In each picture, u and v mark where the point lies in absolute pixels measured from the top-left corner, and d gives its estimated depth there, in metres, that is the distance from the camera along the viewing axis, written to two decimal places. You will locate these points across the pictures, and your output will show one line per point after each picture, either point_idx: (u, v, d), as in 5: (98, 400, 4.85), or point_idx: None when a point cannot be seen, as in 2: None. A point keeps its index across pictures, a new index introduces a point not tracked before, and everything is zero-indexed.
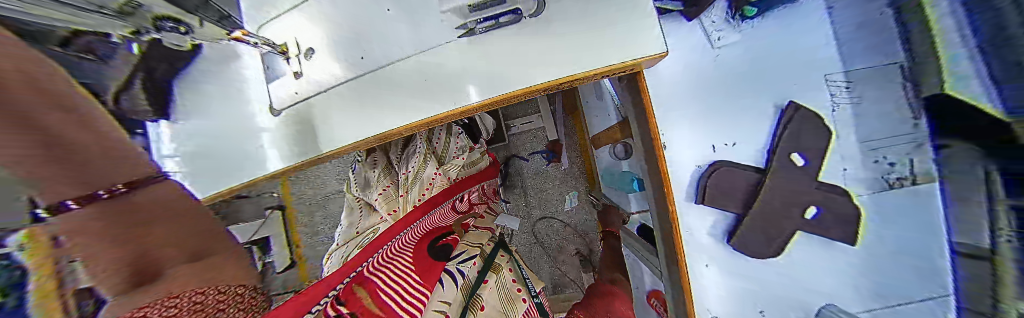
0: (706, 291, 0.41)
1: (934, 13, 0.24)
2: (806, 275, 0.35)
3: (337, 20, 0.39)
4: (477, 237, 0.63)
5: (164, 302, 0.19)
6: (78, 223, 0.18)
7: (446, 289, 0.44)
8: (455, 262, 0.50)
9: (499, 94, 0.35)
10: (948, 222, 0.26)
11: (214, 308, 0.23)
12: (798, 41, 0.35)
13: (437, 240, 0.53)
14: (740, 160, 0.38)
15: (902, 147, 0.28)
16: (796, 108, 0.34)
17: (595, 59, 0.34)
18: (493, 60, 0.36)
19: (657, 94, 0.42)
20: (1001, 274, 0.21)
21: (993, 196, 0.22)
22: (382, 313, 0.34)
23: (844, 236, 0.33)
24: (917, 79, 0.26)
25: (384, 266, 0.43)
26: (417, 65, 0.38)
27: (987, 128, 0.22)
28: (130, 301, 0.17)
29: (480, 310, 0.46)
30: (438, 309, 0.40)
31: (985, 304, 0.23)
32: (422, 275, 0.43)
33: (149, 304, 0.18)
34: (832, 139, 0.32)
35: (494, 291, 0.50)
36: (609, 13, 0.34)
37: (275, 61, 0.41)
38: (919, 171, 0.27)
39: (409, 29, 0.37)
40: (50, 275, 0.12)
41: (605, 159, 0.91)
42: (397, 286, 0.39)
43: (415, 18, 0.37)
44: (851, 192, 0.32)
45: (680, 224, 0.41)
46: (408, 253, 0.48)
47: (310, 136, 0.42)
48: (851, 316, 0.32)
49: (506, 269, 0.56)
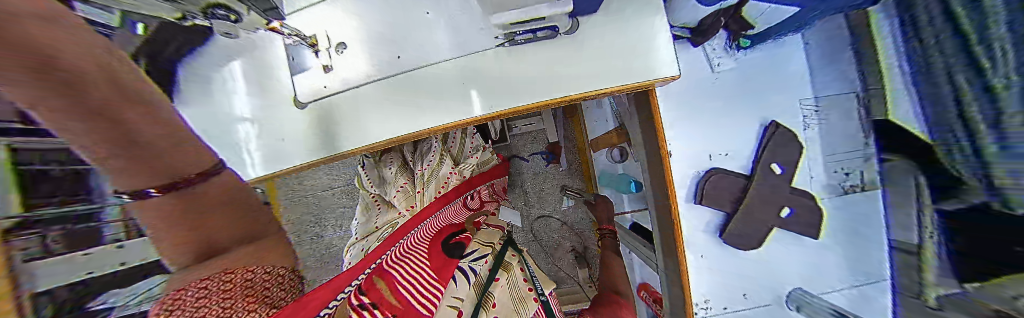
0: (699, 281, 0.45)
1: (882, 54, 0.30)
2: (778, 265, 0.42)
3: (367, 16, 0.36)
4: (488, 235, 0.62)
5: (220, 276, 0.26)
6: (154, 208, 0.25)
7: (458, 286, 0.43)
8: (468, 260, 0.49)
9: (533, 101, 0.35)
10: (886, 220, 0.34)
11: (262, 285, 0.30)
12: (780, 67, 0.42)
13: (450, 238, 0.53)
14: (732, 168, 0.43)
15: (855, 161, 0.37)
16: (776, 126, 0.41)
17: (618, 74, 0.35)
18: (525, 72, 0.35)
19: (665, 102, 0.45)
20: (926, 262, 0.28)
21: (924, 203, 0.29)
22: (400, 305, 0.35)
23: (808, 232, 0.40)
24: (868, 106, 0.33)
25: (401, 259, 0.43)
26: (457, 68, 0.36)
27: (921, 150, 0.28)
28: (186, 276, 0.25)
29: (492, 307, 0.45)
30: (450, 306, 0.40)
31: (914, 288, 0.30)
32: (437, 272, 0.42)
33: (206, 278, 0.25)
34: (804, 152, 0.40)
35: (506, 289, 0.49)
36: (633, 30, 0.34)
37: (302, 54, 0.38)
38: (867, 180, 0.36)
39: (447, 34, 0.35)
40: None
41: (603, 162, 0.97)
42: (413, 280, 0.39)
43: (455, 21, 0.35)
44: (817, 196, 0.39)
45: (681, 222, 0.45)
46: (423, 249, 0.47)
47: (331, 132, 0.40)
48: (814, 297, 0.39)
49: (517, 268, 0.56)
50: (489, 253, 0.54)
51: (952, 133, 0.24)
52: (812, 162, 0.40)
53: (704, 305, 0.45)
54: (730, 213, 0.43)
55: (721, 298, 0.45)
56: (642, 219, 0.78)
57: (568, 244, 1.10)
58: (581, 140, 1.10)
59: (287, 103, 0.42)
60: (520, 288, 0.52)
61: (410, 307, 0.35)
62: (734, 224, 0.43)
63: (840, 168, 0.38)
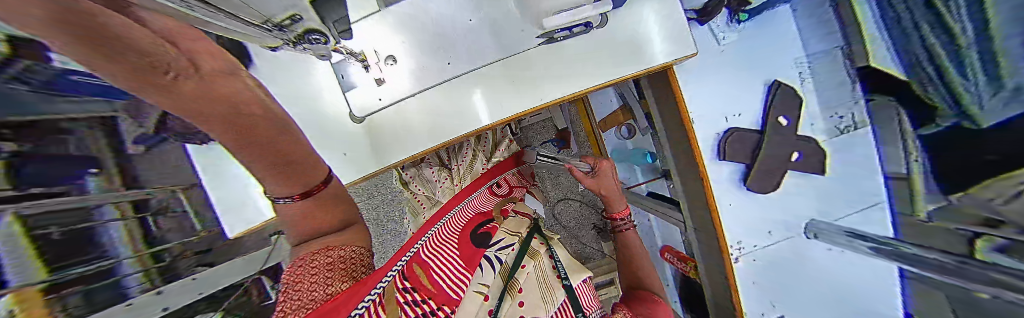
0: (732, 226, 0.52)
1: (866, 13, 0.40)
2: (793, 203, 0.51)
3: (418, 31, 0.39)
4: (517, 224, 0.57)
5: (315, 256, 0.25)
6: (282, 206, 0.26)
7: (485, 273, 0.40)
8: (493, 249, 0.46)
9: (578, 89, 0.43)
10: (880, 151, 0.45)
11: (359, 264, 0.28)
12: (779, 31, 0.50)
13: (477, 228, 0.50)
14: (744, 125, 0.50)
15: (847, 104, 0.47)
16: (780, 84, 0.48)
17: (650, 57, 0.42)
18: (563, 67, 0.43)
19: (684, 73, 0.50)
20: (918, 176, 0.40)
21: (941, 123, 0.35)
22: (434, 289, 0.32)
23: (817, 170, 0.49)
24: (851, 57, 0.44)
25: (436, 247, 0.40)
26: (504, 68, 0.42)
27: (943, 80, 0.34)
28: (300, 254, 0.25)
29: (519, 294, 0.41)
30: (477, 292, 0.37)
31: (909, 199, 0.41)
32: (464, 262, 0.39)
33: (306, 258, 0.25)
34: (806, 103, 0.50)
35: (533, 275, 0.45)
36: (659, 17, 0.41)
37: (347, 70, 0.40)
38: (858, 119, 0.46)
39: (492, 41, 0.39)
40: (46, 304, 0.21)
41: (612, 140, 1.04)
42: (445, 265, 0.36)
43: (496, 26, 0.39)
44: (821, 140, 0.49)
45: (709, 178, 0.51)
46: (453, 242, 0.43)
47: (388, 142, 0.44)
48: (828, 224, 0.49)
49: (545, 256, 0.50)
50: (517, 241, 0.49)
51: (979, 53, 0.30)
52: (813, 111, 0.50)
53: (739, 245, 0.53)
54: (748, 164, 0.50)
55: (751, 238, 0.53)
56: (659, 187, 0.88)
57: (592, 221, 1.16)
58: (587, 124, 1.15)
59: (335, 120, 0.43)
60: (548, 274, 0.46)
61: (444, 291, 0.32)
62: (753, 173, 0.49)
63: (836, 113, 0.48)
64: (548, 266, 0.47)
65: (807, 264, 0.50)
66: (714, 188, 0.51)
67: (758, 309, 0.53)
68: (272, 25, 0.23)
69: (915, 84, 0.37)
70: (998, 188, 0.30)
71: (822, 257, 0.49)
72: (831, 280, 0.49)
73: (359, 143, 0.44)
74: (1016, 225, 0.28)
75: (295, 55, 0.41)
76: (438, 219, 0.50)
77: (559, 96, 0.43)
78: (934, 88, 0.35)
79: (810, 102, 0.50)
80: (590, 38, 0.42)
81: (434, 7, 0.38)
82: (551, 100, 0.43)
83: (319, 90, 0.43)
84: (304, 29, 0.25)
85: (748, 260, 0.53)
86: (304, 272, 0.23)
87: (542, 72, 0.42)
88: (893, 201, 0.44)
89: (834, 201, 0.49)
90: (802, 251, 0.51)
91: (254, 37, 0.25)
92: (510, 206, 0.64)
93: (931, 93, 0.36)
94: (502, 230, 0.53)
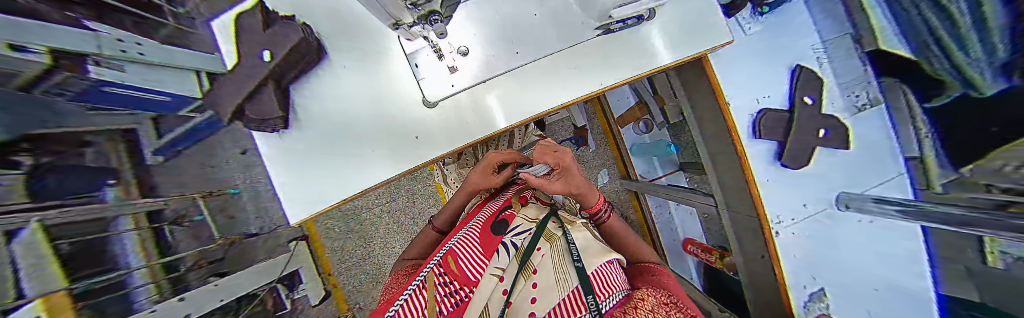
0: (766, 184, 0.64)
1: (870, 6, 0.51)
2: (822, 171, 0.60)
3: (496, 25, 0.46)
4: (534, 211, 0.62)
5: (412, 264, 0.64)
6: (428, 236, 0.71)
7: (500, 257, 0.45)
8: (510, 236, 0.51)
9: (619, 81, 0.56)
10: (890, 116, 0.53)
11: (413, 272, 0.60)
12: (792, 24, 0.62)
13: (498, 217, 0.58)
14: (776, 106, 0.63)
15: (860, 84, 0.56)
16: (801, 68, 0.61)
17: (686, 49, 0.57)
18: (620, 60, 0.56)
19: (718, 62, 0.65)
20: (927, 142, 0.46)
21: (951, 94, 0.41)
22: (455, 275, 0.43)
23: (843, 144, 0.58)
24: (861, 43, 0.54)
25: (459, 246, 0.51)
26: (569, 56, 0.56)
27: (949, 58, 0.41)
28: (409, 260, 0.66)
29: (534, 273, 0.43)
30: (493, 275, 0.41)
31: (915, 151, 0.49)
32: (483, 249, 0.48)
33: (412, 263, 0.64)
34: (824, 83, 0.60)
35: (549, 256, 0.47)
36: (695, 18, 0.56)
37: (429, 58, 0.47)
38: (873, 98, 0.55)
39: (561, 35, 0.48)
40: (143, 254, 0.79)
41: (630, 136, 1.22)
42: (468, 255, 0.48)
43: (561, 21, 0.47)
44: (842, 118, 0.57)
45: (748, 151, 0.64)
46: (475, 233, 0.54)
47: (488, 113, 0.58)
48: (857, 194, 0.56)
49: (561, 239, 0.51)
50: (533, 227, 0.53)
51: (974, 31, 0.37)
52: (833, 90, 0.59)
53: (779, 220, 0.64)
54: (782, 139, 0.62)
55: (786, 212, 0.64)
56: (677, 179, 1.03)
57: None
58: (604, 121, 1.35)
59: (414, 101, 0.58)
60: (562, 256, 0.46)
61: (463, 274, 0.43)
62: (788, 147, 0.62)
63: (853, 92, 0.57)
64: (563, 250, 0.47)
65: (840, 237, 0.58)
66: (752, 164, 0.64)
67: (801, 282, 0.62)
68: (412, 4, 0.27)
69: (925, 62, 0.44)
70: (1005, 155, 0.34)
71: (857, 228, 0.55)
72: (857, 250, 0.56)
73: (432, 127, 0.59)
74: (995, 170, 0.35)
75: (386, 43, 0.56)
76: (464, 224, 0.62)
77: (610, 84, 0.56)
78: (941, 65, 0.42)
79: (830, 84, 0.59)
80: (631, 32, 0.55)
81: (512, 5, 0.47)
82: (603, 88, 0.56)
83: (405, 75, 0.58)
84: (429, 10, 0.30)
85: (787, 234, 0.64)
86: (408, 269, 0.61)
87: (602, 64, 0.56)
88: (912, 174, 0.50)
89: (853, 167, 0.57)
90: (839, 222, 0.58)
91: (392, 10, 0.29)
92: (528, 194, 0.69)
93: (938, 69, 0.42)
94: (520, 217, 0.58)
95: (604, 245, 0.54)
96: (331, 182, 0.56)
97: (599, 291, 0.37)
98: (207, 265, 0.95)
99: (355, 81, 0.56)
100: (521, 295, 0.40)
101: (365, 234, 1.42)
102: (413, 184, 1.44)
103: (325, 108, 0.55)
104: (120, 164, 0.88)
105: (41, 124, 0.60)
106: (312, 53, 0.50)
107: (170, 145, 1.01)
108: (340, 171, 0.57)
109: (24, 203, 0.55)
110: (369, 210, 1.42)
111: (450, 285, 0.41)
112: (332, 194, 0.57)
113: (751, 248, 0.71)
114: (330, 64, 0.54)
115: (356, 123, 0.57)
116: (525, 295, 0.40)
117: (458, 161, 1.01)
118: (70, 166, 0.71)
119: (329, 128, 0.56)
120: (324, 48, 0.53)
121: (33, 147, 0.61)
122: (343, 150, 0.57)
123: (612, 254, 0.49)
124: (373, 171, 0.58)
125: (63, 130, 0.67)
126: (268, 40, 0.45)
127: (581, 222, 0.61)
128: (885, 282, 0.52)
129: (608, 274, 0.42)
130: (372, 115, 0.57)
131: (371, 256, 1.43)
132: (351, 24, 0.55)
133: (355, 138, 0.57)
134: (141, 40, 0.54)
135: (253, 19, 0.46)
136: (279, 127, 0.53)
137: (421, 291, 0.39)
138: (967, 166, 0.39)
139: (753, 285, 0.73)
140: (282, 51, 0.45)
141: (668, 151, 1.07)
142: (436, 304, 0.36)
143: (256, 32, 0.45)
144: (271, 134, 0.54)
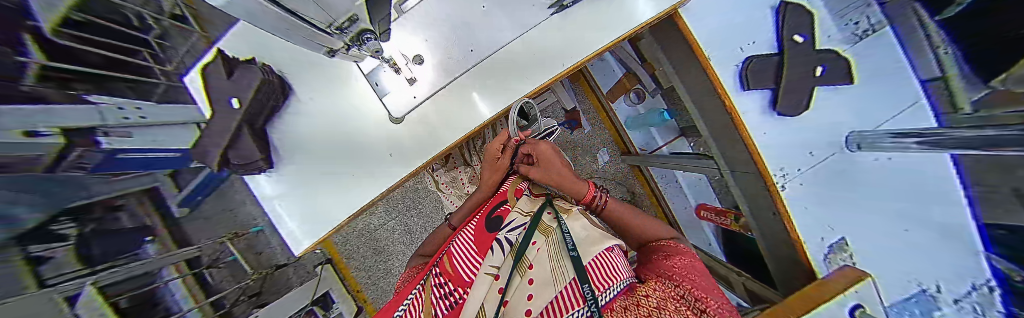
0: (761, 134, 0.66)
1: None
2: (827, 113, 0.57)
3: (444, 30, 0.50)
4: (529, 204, 0.60)
5: (414, 266, 0.69)
6: (432, 240, 0.74)
7: (495, 255, 0.44)
8: (504, 231, 0.49)
9: (584, 55, 0.57)
10: (900, 38, 0.45)
11: (411, 274, 0.65)
12: None
13: (492, 214, 0.55)
14: (762, 51, 0.63)
15: (859, 8, 0.50)
16: (785, 5, 0.58)
17: (655, 6, 0.55)
18: (575, 36, 0.56)
19: (691, 20, 0.65)
20: (943, 57, 0.39)
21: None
22: (447, 277, 0.43)
23: (844, 79, 0.54)
24: None
25: (453, 249, 0.50)
26: (525, 43, 0.56)
27: None
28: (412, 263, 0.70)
29: (529, 269, 0.43)
30: (488, 273, 0.41)
31: (932, 68, 0.41)
32: (478, 249, 0.47)
33: (414, 266, 0.68)
34: (816, 16, 0.56)
35: (544, 251, 0.46)
36: None
37: (389, 76, 0.49)
38: (875, 21, 0.48)
39: (510, 20, 0.52)
40: (195, 297, 0.87)
41: (623, 110, 1.19)
42: (462, 255, 0.47)
43: (510, 9, 0.52)
44: (838, 50, 0.54)
45: (737, 103, 0.66)
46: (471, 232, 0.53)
47: (465, 111, 0.58)
48: (868, 131, 0.52)
49: (557, 230, 0.50)
50: (528, 221, 0.52)
51: None
52: (824, 23, 0.55)
53: (782, 172, 0.65)
54: (775, 87, 0.62)
55: (792, 163, 0.64)
56: (680, 146, 1.02)
57: (618, 194, 1.34)
58: (594, 99, 1.33)
59: (383, 116, 0.58)
60: (559, 250, 0.45)
61: (456, 274, 0.43)
62: (780, 93, 0.62)
63: (852, 20, 0.52)
64: (557, 242, 0.47)
65: (859, 179, 0.54)
66: (742, 115, 0.66)
67: (815, 234, 0.62)
68: (336, 27, 0.29)
69: None
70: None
71: (871, 167, 0.52)
72: (876, 189, 0.52)
73: (405, 140, 0.60)
74: (1009, 81, 0.32)
75: (348, 65, 0.55)
76: (463, 225, 0.62)
77: (577, 60, 0.57)
78: None
79: (823, 16, 0.55)
80: (592, 6, 0.55)
81: (458, 7, 0.49)
82: (571, 66, 0.57)
83: (369, 89, 0.57)
84: (360, 28, 0.31)
85: (794, 186, 0.64)
86: (408, 274, 0.65)
87: (561, 42, 0.56)
88: (932, 98, 0.42)
89: (861, 102, 0.52)
90: (852, 164, 0.55)
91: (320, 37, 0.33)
92: (524, 185, 0.66)
93: None
94: (515, 211, 0.55)
95: (604, 231, 0.52)
96: (329, 208, 0.61)
97: (597, 282, 0.38)
98: (248, 298, 1.03)
99: (320, 107, 0.57)
100: (518, 290, 0.41)
101: (382, 248, 1.48)
102: (419, 191, 1.47)
103: (308, 141, 0.58)
104: (152, 222, 0.95)
105: (75, 198, 0.66)
106: (275, 89, 0.51)
107: (190, 197, 1.08)
108: (339, 198, 0.61)
109: (78, 269, 0.61)
110: (384, 225, 1.47)
111: (445, 286, 0.42)
112: (331, 219, 0.62)
113: (762, 204, 0.70)
114: (296, 100, 0.56)
115: (341, 149, 0.59)
116: (521, 291, 0.41)
117: (447, 165, 1.04)
118: (109, 230, 0.77)
119: (316, 157, 0.59)
120: (288, 84, 0.54)
121: (78, 220, 0.68)
122: (336, 178, 0.60)
123: (611, 240, 0.47)
124: (365, 189, 0.61)
125: (97, 199, 0.73)
126: (232, 89, 0.45)
127: (578, 209, 0.58)
128: (916, 221, 0.46)
129: (609, 260, 0.43)
130: (348, 138, 0.58)
131: (392, 269, 1.49)
132: (308, 55, 0.54)
133: (345, 162, 0.59)
134: (139, 104, 0.56)
135: (217, 67, 0.47)
136: (265, 168, 0.56)
137: (422, 294, 0.42)
138: (1000, 79, 0.33)
139: (769, 247, 0.73)
140: (248, 98, 0.45)
141: (662, 119, 1.05)
142: (431, 308, 0.39)
143: (221, 80, 0.46)
144: (261, 175, 0.57)
